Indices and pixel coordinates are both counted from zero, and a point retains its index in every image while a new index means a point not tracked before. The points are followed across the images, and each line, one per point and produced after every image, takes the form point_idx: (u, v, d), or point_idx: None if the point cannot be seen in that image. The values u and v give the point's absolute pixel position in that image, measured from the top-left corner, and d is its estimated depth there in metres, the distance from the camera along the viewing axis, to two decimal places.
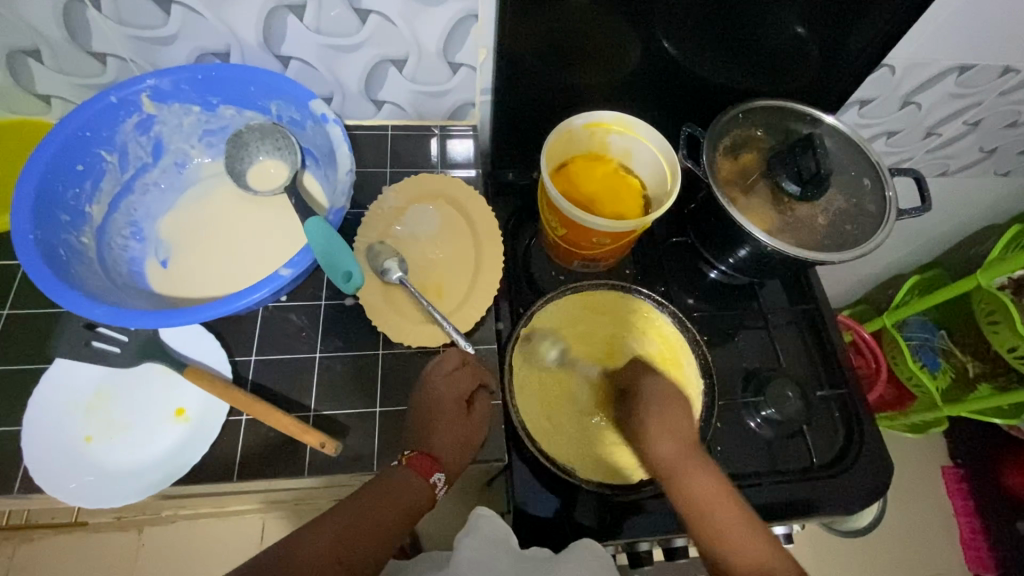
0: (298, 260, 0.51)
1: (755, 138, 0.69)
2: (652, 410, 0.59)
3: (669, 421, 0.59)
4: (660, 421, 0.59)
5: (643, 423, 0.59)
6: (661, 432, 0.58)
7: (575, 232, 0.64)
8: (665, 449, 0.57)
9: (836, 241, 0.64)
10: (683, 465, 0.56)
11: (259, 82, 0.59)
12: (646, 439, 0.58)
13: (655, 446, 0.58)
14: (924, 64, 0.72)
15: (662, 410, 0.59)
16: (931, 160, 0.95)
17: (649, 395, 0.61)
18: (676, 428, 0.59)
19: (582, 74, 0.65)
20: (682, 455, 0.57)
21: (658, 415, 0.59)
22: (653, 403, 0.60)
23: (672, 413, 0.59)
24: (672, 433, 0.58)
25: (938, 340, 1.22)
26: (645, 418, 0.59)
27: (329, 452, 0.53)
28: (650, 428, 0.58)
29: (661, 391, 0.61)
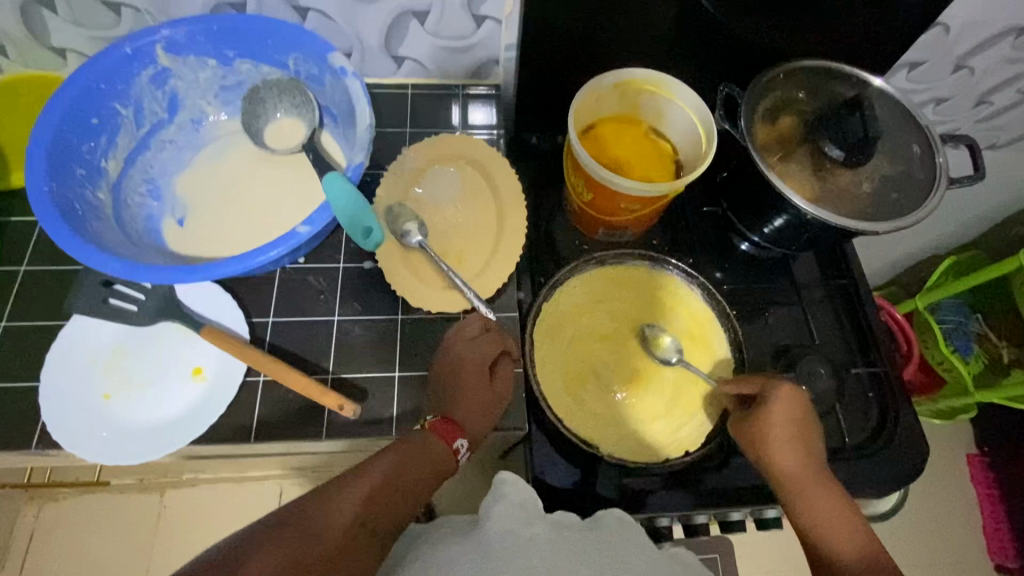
0: (316, 218, 0.49)
1: (797, 100, 0.65)
2: (783, 421, 0.55)
3: (798, 435, 0.55)
4: (789, 434, 0.54)
5: (768, 430, 0.55)
6: (787, 446, 0.54)
7: (603, 198, 0.61)
8: (790, 464, 0.53)
9: (881, 210, 0.60)
10: (814, 483, 0.52)
11: (276, 34, 0.57)
12: (770, 452, 0.54)
13: (777, 460, 0.54)
14: (982, 23, 0.67)
15: (792, 424, 0.55)
16: (979, 131, 0.89)
17: (777, 408, 0.55)
18: (806, 445, 0.55)
19: (613, 28, 0.61)
20: (811, 472, 0.53)
21: (783, 427, 0.55)
22: (782, 412, 0.55)
23: (801, 428, 0.55)
24: (801, 448, 0.54)
25: (973, 324, 1.16)
26: (769, 430, 0.55)
27: (347, 414, 0.52)
28: (777, 442, 0.54)
29: (793, 402, 0.56)
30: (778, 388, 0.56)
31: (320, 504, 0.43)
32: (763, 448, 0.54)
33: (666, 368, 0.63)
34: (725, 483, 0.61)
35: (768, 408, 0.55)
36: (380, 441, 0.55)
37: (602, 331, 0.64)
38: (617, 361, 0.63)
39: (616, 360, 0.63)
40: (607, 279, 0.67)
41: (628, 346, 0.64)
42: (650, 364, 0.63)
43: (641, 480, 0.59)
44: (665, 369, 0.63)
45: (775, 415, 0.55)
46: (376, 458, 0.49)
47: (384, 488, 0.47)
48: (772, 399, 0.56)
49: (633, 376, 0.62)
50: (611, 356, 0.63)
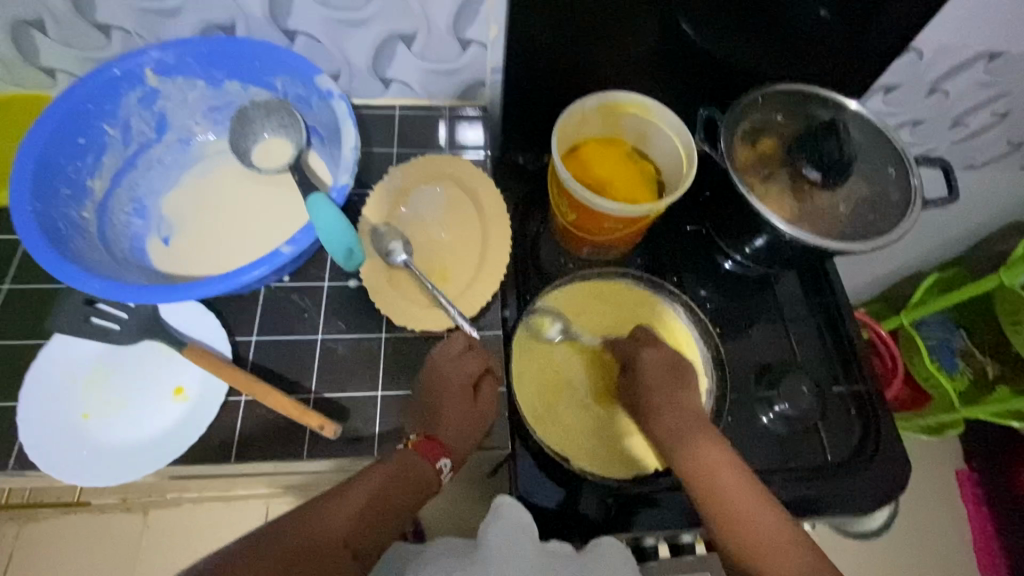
0: (299, 238, 0.50)
1: (775, 123, 0.67)
2: (647, 381, 0.59)
3: (666, 394, 0.58)
4: (656, 395, 0.58)
5: (641, 392, 0.58)
6: (654, 404, 0.58)
7: (586, 217, 0.62)
8: (661, 423, 0.57)
9: (857, 231, 0.61)
10: (686, 433, 0.56)
11: (265, 57, 0.58)
12: (646, 413, 0.58)
13: (652, 420, 0.57)
14: (954, 49, 0.69)
15: (659, 383, 0.58)
16: (956, 152, 0.91)
17: (644, 370, 0.59)
18: (675, 401, 0.58)
19: (596, 52, 0.63)
20: (682, 426, 0.56)
21: (653, 387, 0.58)
22: (645, 373, 0.59)
23: (672, 386, 0.58)
24: (670, 405, 0.58)
25: (957, 340, 1.18)
26: (640, 393, 0.59)
27: (329, 434, 0.51)
28: (650, 398, 0.58)
29: (654, 363, 0.60)
30: (640, 352, 0.61)
31: (309, 521, 0.44)
32: (639, 411, 0.59)
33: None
34: None
35: (637, 372, 0.60)
36: (362, 461, 0.55)
37: (584, 346, 0.64)
38: (595, 375, 0.63)
39: (596, 374, 0.63)
40: (590, 293, 0.67)
41: (609, 361, 0.64)
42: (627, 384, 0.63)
43: (627, 499, 0.59)
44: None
45: (642, 378, 0.59)
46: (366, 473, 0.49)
47: (371, 507, 0.47)
48: (644, 360, 0.60)
49: (609, 392, 0.62)
50: (592, 370, 0.63)
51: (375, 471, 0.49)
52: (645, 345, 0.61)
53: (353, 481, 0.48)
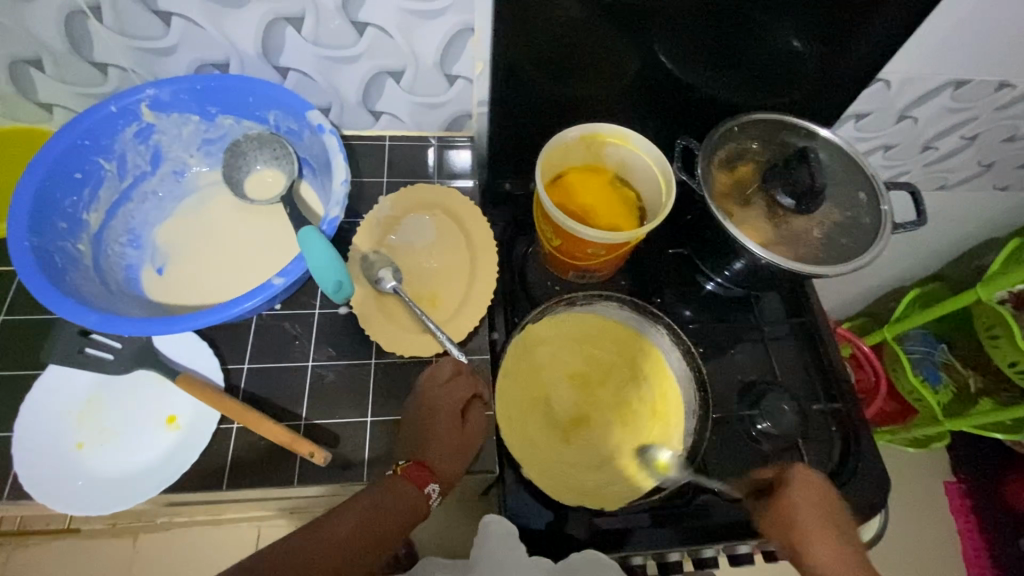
0: (291, 270, 0.52)
1: (751, 151, 0.69)
2: (809, 506, 0.56)
3: (830, 524, 0.55)
4: (820, 523, 0.55)
5: (795, 517, 0.56)
6: (819, 534, 0.54)
7: (570, 244, 0.64)
8: (826, 555, 0.53)
9: (831, 255, 0.64)
10: (850, 574, 0.52)
11: (257, 93, 0.60)
12: (801, 543, 0.55)
13: (814, 548, 0.54)
14: (920, 79, 0.72)
15: (819, 509, 0.56)
16: (929, 174, 0.95)
17: (792, 495, 0.57)
18: (840, 533, 0.55)
19: (578, 86, 0.65)
20: (846, 562, 0.53)
21: (811, 512, 0.56)
22: (805, 499, 0.57)
23: (834, 515, 0.56)
24: (831, 536, 0.54)
25: (939, 354, 1.20)
26: (797, 516, 0.56)
27: (319, 461, 0.52)
28: (808, 528, 0.55)
29: (808, 489, 0.57)
30: (793, 475, 0.59)
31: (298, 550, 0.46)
32: (795, 539, 0.55)
33: (617, 425, 0.64)
34: (706, 521, 0.62)
35: (790, 496, 0.57)
36: (353, 487, 0.56)
37: (566, 374, 0.65)
38: (573, 402, 0.64)
39: (573, 401, 0.64)
40: (572, 319, 0.68)
41: (590, 393, 0.65)
42: (598, 416, 0.64)
43: (617, 519, 0.60)
44: (615, 426, 0.64)
45: (798, 501, 0.57)
46: (353, 500, 0.51)
47: (358, 532, 0.49)
48: (796, 479, 0.58)
49: (582, 421, 0.64)
50: (569, 396, 0.64)
51: (363, 497, 0.51)
52: (800, 467, 0.59)
53: (341, 508, 0.50)
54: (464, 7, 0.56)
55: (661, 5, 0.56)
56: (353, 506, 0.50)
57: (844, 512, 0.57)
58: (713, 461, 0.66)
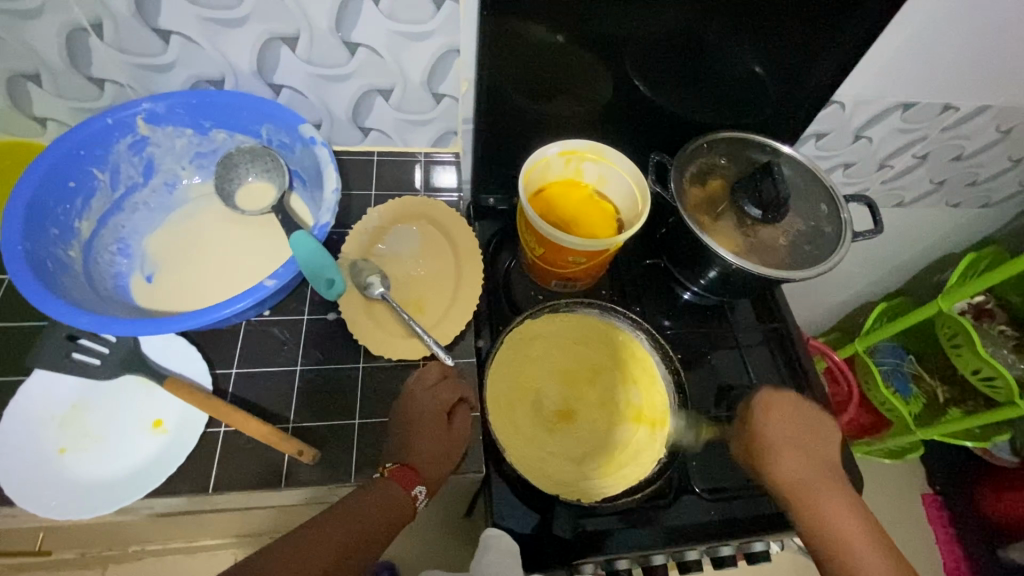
0: (282, 272, 0.54)
1: (719, 166, 0.73)
2: (778, 423, 0.65)
3: (794, 435, 0.64)
4: (786, 436, 0.64)
5: (765, 435, 0.64)
6: (785, 446, 0.63)
7: (552, 252, 0.67)
8: (790, 463, 0.62)
9: (798, 261, 0.67)
10: (812, 480, 0.61)
11: (251, 108, 0.62)
12: (772, 458, 0.62)
13: (780, 460, 0.62)
14: (872, 101, 0.78)
15: (787, 425, 0.65)
16: (886, 191, 1.01)
17: (762, 415, 0.66)
18: (803, 444, 0.64)
19: (558, 105, 0.69)
20: (806, 470, 0.61)
21: (782, 430, 0.64)
22: (775, 419, 0.65)
23: (797, 432, 0.65)
24: (796, 447, 0.63)
25: (908, 364, 1.24)
26: (768, 433, 0.64)
27: (307, 459, 0.54)
28: (774, 445, 0.63)
29: (778, 411, 0.66)
30: (761, 395, 0.67)
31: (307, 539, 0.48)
32: (766, 456, 0.63)
33: (601, 422, 0.66)
34: (677, 522, 0.63)
35: (762, 416, 0.66)
36: (339, 490, 0.56)
37: (554, 371, 0.67)
38: (559, 396, 0.66)
39: (560, 395, 0.66)
40: (557, 320, 0.71)
41: (577, 388, 0.67)
42: (586, 410, 0.66)
43: (599, 520, 0.61)
44: (599, 422, 0.66)
45: (770, 421, 0.65)
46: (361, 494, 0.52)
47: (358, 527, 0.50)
48: (767, 402, 0.66)
49: (569, 414, 0.65)
50: (556, 391, 0.66)
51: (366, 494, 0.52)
52: (770, 390, 0.67)
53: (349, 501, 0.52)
54: (450, 29, 0.60)
55: (633, 31, 0.61)
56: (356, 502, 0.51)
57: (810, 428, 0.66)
58: (695, 462, 0.67)
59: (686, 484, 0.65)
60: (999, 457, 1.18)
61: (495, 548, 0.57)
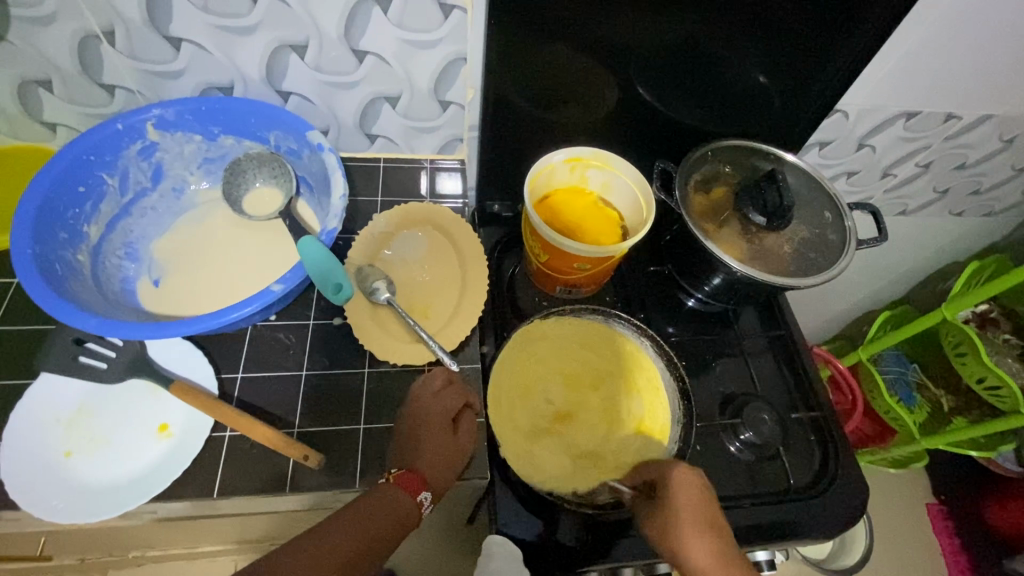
0: (290, 277, 0.54)
1: (724, 174, 0.74)
2: (688, 507, 0.54)
3: (703, 520, 0.54)
4: (697, 522, 0.54)
5: (672, 520, 0.54)
6: (695, 535, 0.53)
7: (557, 259, 0.67)
8: (700, 554, 0.52)
9: (802, 268, 0.67)
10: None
11: (260, 114, 0.63)
12: (680, 545, 0.53)
13: (690, 551, 0.53)
14: (875, 110, 0.78)
15: (700, 507, 0.55)
16: (889, 200, 1.01)
17: (671, 497, 0.55)
18: (714, 532, 0.54)
19: (564, 112, 0.70)
20: (718, 562, 0.52)
21: (692, 514, 0.54)
22: (684, 501, 0.55)
23: (707, 516, 0.55)
24: (706, 535, 0.53)
25: (912, 373, 1.24)
26: (677, 518, 0.54)
27: (313, 464, 0.54)
28: (682, 533, 0.53)
29: (688, 493, 0.56)
30: (673, 474, 0.57)
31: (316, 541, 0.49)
32: (675, 543, 0.54)
33: (603, 428, 0.65)
34: None
35: (671, 497, 0.55)
36: (344, 495, 0.56)
37: (557, 375, 0.67)
38: (560, 401, 0.66)
39: (560, 399, 0.66)
40: (560, 325, 0.71)
41: (578, 393, 0.66)
42: (587, 415, 0.65)
43: (604, 527, 0.61)
44: (601, 428, 0.65)
45: (679, 504, 0.55)
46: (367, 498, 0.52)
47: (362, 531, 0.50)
48: (677, 481, 0.56)
49: (569, 418, 0.65)
50: (557, 395, 0.66)
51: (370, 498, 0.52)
52: (680, 468, 0.57)
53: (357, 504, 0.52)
54: (457, 38, 0.61)
55: (638, 40, 0.61)
56: (364, 507, 0.51)
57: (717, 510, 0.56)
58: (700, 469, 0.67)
59: None
60: (1000, 466, 1.17)
61: (497, 555, 0.57)
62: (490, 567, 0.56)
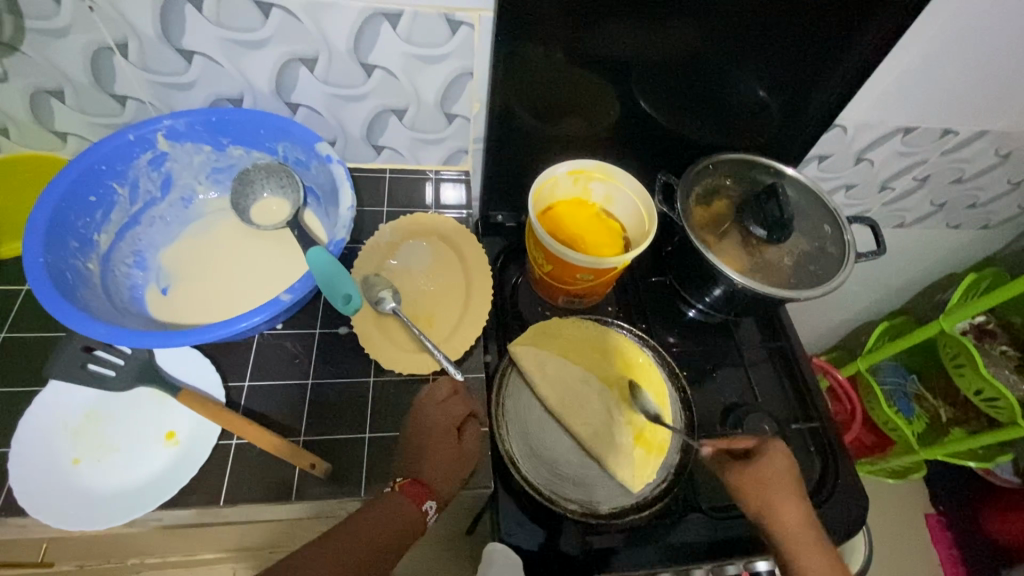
0: (298, 287, 0.55)
1: (724, 186, 0.75)
2: (787, 475, 0.58)
3: (797, 488, 0.58)
4: (793, 490, 0.57)
5: (767, 485, 0.57)
6: (792, 500, 0.56)
7: (560, 269, 0.68)
8: (791, 518, 0.56)
9: (801, 280, 0.68)
10: (809, 538, 0.55)
11: (269, 126, 0.64)
12: (774, 508, 0.56)
13: (785, 514, 0.56)
14: (873, 125, 0.80)
15: (794, 475, 0.59)
16: (888, 212, 1.02)
17: (766, 467, 0.58)
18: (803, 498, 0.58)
19: (567, 125, 0.71)
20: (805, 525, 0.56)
21: (787, 481, 0.57)
22: (780, 470, 0.58)
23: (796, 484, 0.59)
24: (796, 501, 0.57)
25: (910, 384, 1.24)
26: (771, 483, 0.57)
27: (319, 473, 0.55)
28: (775, 497, 0.56)
29: (781, 466, 0.58)
30: (773, 444, 0.60)
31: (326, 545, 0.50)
32: (769, 504, 0.56)
33: (604, 428, 0.65)
34: (684, 540, 0.63)
35: (769, 463, 0.58)
36: (349, 503, 0.56)
37: (560, 379, 0.67)
38: (559, 398, 0.65)
39: (559, 397, 0.65)
40: (568, 330, 0.72)
41: (579, 392, 0.66)
42: (586, 414, 0.65)
43: (607, 537, 0.61)
44: (600, 430, 0.64)
45: (774, 472, 0.58)
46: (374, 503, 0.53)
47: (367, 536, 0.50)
48: (774, 452, 0.59)
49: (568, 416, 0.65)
50: (556, 392, 0.66)
51: (375, 505, 0.53)
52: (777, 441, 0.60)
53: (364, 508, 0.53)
54: (465, 53, 0.62)
55: (642, 56, 0.63)
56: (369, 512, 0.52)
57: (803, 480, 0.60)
58: (702, 479, 0.67)
59: (693, 501, 0.65)
60: (994, 475, 1.19)
61: (500, 562, 0.56)
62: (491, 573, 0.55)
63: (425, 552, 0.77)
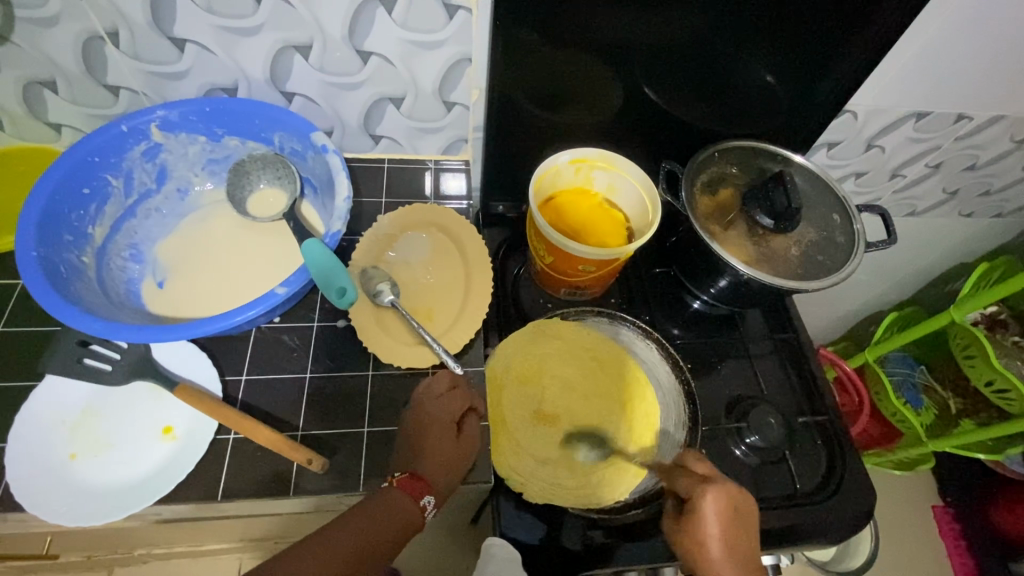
0: (293, 280, 0.54)
1: (730, 175, 0.73)
2: (719, 533, 0.53)
3: (734, 546, 0.53)
4: (727, 552, 0.53)
5: (703, 546, 0.53)
6: (725, 565, 0.52)
7: (561, 261, 0.66)
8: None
9: (809, 271, 0.67)
10: None
11: (264, 116, 0.63)
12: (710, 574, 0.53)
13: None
14: (885, 111, 0.77)
15: (730, 530, 0.53)
16: (898, 201, 1.00)
17: (701, 523, 0.53)
18: (742, 554, 0.54)
19: (568, 113, 0.69)
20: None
21: (722, 540, 0.53)
22: (714, 528, 0.53)
23: (737, 532, 0.54)
24: (731, 562, 0.53)
25: (919, 375, 1.22)
26: (706, 546, 0.53)
27: (316, 468, 0.54)
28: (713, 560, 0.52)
29: (718, 516, 0.53)
30: (705, 498, 0.54)
31: (323, 541, 0.49)
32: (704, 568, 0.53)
33: (603, 424, 0.64)
34: None
35: (701, 523, 0.53)
36: (348, 498, 0.56)
37: (559, 377, 0.66)
38: (560, 397, 0.65)
39: (561, 396, 0.65)
40: (569, 330, 0.70)
41: (580, 390, 0.66)
42: (588, 412, 0.65)
43: (608, 533, 0.60)
44: (600, 426, 0.64)
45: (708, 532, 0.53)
46: (374, 498, 0.52)
47: (364, 532, 0.50)
48: (707, 503, 0.54)
49: (569, 412, 0.64)
50: (559, 392, 0.65)
51: (374, 501, 0.52)
52: (711, 490, 0.54)
53: (365, 502, 0.52)
54: (462, 39, 0.60)
55: (644, 41, 0.61)
56: (367, 509, 0.51)
57: (746, 520, 0.55)
58: None
59: None
60: (1005, 467, 1.17)
61: (497, 558, 0.56)
62: (489, 570, 0.55)
63: (427, 542, 0.77)
